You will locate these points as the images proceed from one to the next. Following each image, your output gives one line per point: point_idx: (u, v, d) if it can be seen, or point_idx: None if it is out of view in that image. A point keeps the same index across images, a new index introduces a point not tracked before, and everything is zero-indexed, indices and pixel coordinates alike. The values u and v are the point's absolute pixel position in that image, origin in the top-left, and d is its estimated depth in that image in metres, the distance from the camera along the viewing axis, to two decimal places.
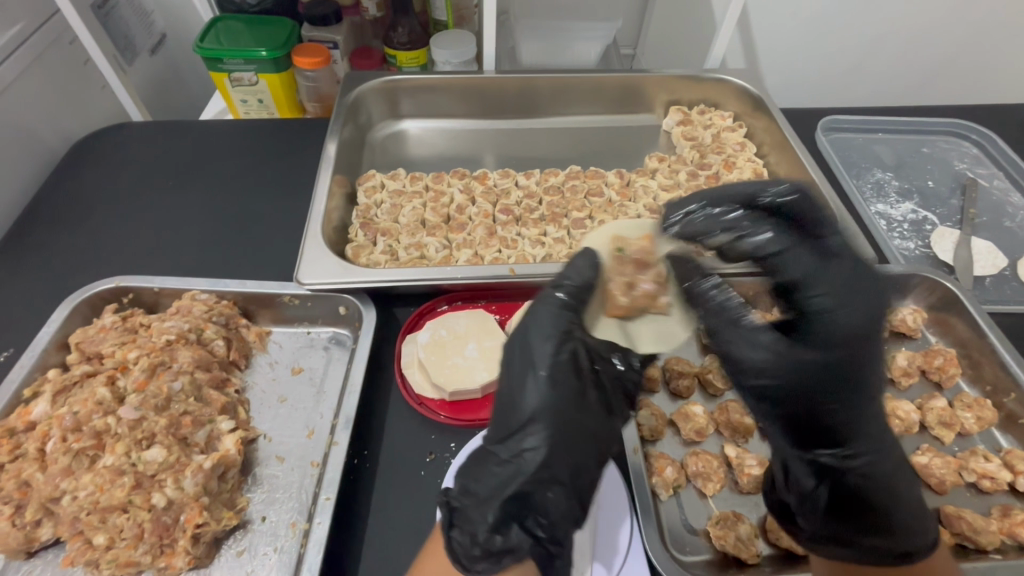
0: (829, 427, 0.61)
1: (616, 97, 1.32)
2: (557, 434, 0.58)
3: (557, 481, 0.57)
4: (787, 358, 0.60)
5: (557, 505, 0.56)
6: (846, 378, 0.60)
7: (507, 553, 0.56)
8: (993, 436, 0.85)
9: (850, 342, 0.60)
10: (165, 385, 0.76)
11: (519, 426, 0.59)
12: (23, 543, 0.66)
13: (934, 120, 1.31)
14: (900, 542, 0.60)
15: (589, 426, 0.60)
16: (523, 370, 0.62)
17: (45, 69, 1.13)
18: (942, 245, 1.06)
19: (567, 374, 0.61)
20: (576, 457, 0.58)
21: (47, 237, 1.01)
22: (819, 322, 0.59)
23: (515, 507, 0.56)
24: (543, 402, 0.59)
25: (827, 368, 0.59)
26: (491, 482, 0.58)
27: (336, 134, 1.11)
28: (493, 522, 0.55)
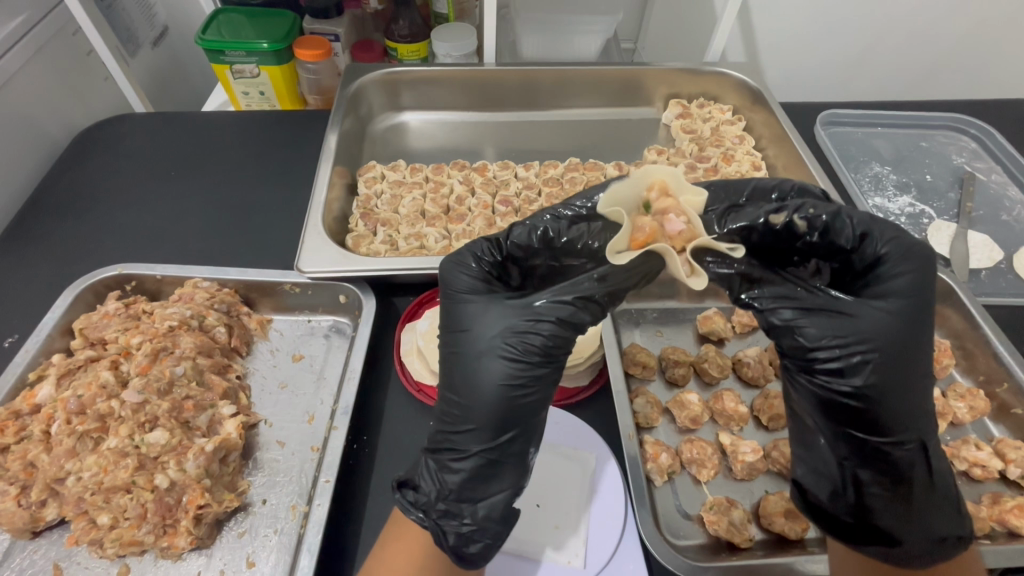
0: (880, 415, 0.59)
1: (615, 90, 1.32)
2: (491, 407, 0.58)
3: (488, 444, 0.59)
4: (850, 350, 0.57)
5: (485, 469, 0.59)
6: (907, 374, 0.58)
7: (448, 515, 0.59)
8: (985, 426, 0.86)
9: (914, 341, 0.58)
10: (168, 369, 0.77)
11: (456, 398, 0.60)
12: (29, 522, 0.67)
13: (933, 115, 1.32)
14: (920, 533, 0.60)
15: (519, 395, 0.58)
16: (475, 342, 0.59)
17: (48, 59, 1.14)
18: (938, 239, 1.07)
19: (502, 349, 0.58)
20: (503, 423, 0.58)
21: (51, 226, 1.02)
22: (886, 321, 0.58)
23: (449, 473, 0.60)
24: (480, 377, 0.58)
25: (884, 359, 0.57)
26: (444, 445, 0.60)
27: (337, 125, 1.12)
28: (437, 488, 0.60)
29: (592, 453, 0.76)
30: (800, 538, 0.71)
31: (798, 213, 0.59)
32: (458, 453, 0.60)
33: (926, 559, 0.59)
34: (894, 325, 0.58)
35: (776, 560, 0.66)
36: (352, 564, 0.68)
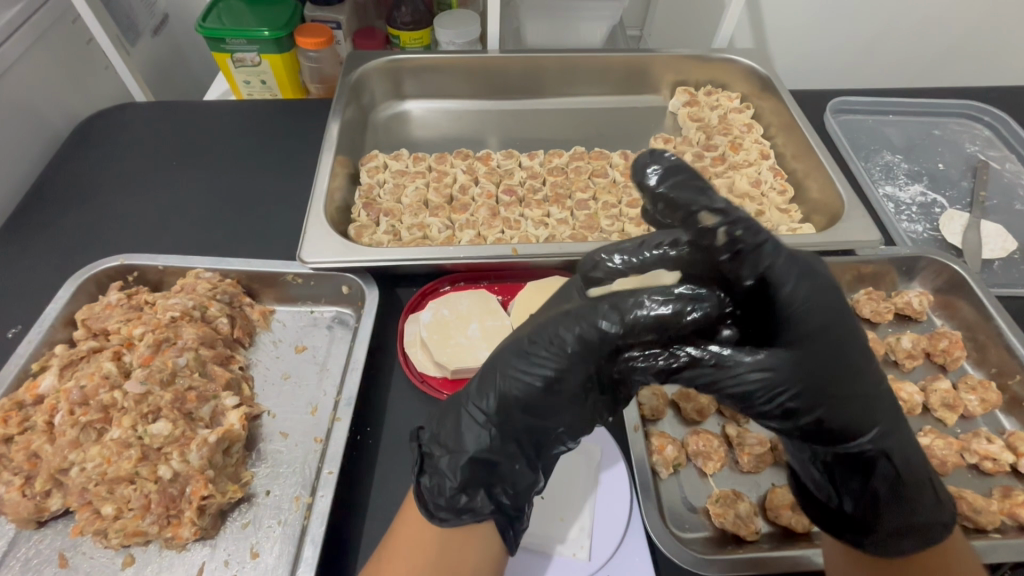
0: (863, 419, 0.57)
1: (621, 77, 1.30)
2: (537, 427, 0.60)
3: (523, 455, 0.60)
4: (795, 379, 0.54)
5: (523, 475, 0.60)
6: (852, 379, 0.56)
7: (468, 512, 0.58)
8: (997, 418, 0.85)
9: (846, 334, 0.56)
10: (170, 360, 0.77)
11: (501, 400, 0.59)
12: (33, 512, 0.67)
13: (946, 102, 1.29)
14: (930, 512, 0.59)
15: (554, 400, 0.59)
16: (535, 350, 0.59)
17: (48, 48, 1.13)
18: (951, 228, 1.05)
19: (568, 375, 0.58)
20: (542, 441, 0.61)
21: (53, 216, 1.02)
22: (813, 316, 0.55)
23: (445, 466, 0.60)
24: (534, 389, 0.59)
25: (823, 362, 0.55)
26: (464, 438, 0.60)
27: (339, 114, 1.11)
28: (460, 481, 0.58)
29: (596, 444, 0.76)
30: (807, 531, 0.70)
31: (722, 224, 0.54)
32: (484, 452, 0.59)
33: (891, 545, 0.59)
34: (821, 318, 0.55)
35: (784, 553, 0.65)
36: (355, 554, 0.68)
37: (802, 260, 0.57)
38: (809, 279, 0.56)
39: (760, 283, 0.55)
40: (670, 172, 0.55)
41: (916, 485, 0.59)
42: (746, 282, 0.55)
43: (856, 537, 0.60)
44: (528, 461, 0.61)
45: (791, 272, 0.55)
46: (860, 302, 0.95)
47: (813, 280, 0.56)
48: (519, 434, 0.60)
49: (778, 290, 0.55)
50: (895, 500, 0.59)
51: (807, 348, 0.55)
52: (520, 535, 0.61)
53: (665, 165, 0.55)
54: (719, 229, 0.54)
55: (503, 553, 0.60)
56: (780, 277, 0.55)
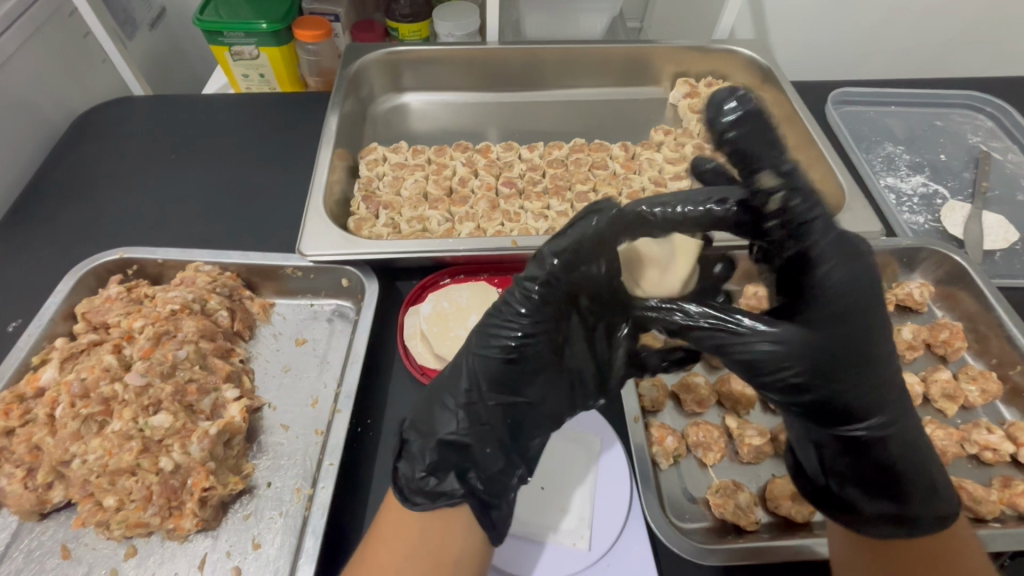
0: (860, 406, 0.56)
1: (621, 69, 1.30)
2: (508, 405, 0.61)
3: (496, 437, 0.61)
4: (805, 355, 0.54)
5: (496, 458, 0.60)
6: (866, 362, 0.55)
7: (441, 496, 0.58)
8: (997, 409, 0.85)
9: (868, 329, 0.54)
10: (171, 352, 0.77)
11: (469, 380, 0.61)
12: (36, 504, 0.67)
13: (949, 92, 1.28)
14: (925, 505, 0.58)
15: (529, 373, 0.61)
16: (496, 325, 0.61)
17: (45, 41, 1.12)
18: (952, 220, 1.04)
19: (532, 344, 0.60)
20: (516, 420, 0.62)
21: (52, 210, 1.02)
22: (842, 299, 0.53)
23: (419, 455, 0.60)
24: (499, 364, 0.60)
25: (839, 341, 0.54)
26: (435, 422, 0.61)
27: (337, 107, 1.10)
28: (431, 463, 0.59)
29: (596, 435, 0.76)
30: (806, 521, 0.70)
31: (781, 191, 0.50)
32: (455, 434, 0.60)
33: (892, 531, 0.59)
34: (846, 303, 0.53)
35: (783, 543, 0.65)
36: (356, 545, 0.68)
37: (853, 252, 0.54)
38: (848, 265, 0.53)
39: (799, 261, 0.53)
40: (743, 120, 0.49)
41: (916, 476, 0.59)
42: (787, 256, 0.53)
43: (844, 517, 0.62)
44: (503, 442, 0.61)
45: (832, 253, 0.52)
46: None
47: (849, 268, 0.53)
48: (490, 415, 0.61)
49: (813, 271, 0.53)
50: (890, 488, 0.59)
51: (828, 329, 0.54)
52: (501, 521, 0.61)
53: (744, 109, 0.49)
54: (776, 195, 0.50)
55: (486, 541, 0.59)
56: (818, 258, 0.52)
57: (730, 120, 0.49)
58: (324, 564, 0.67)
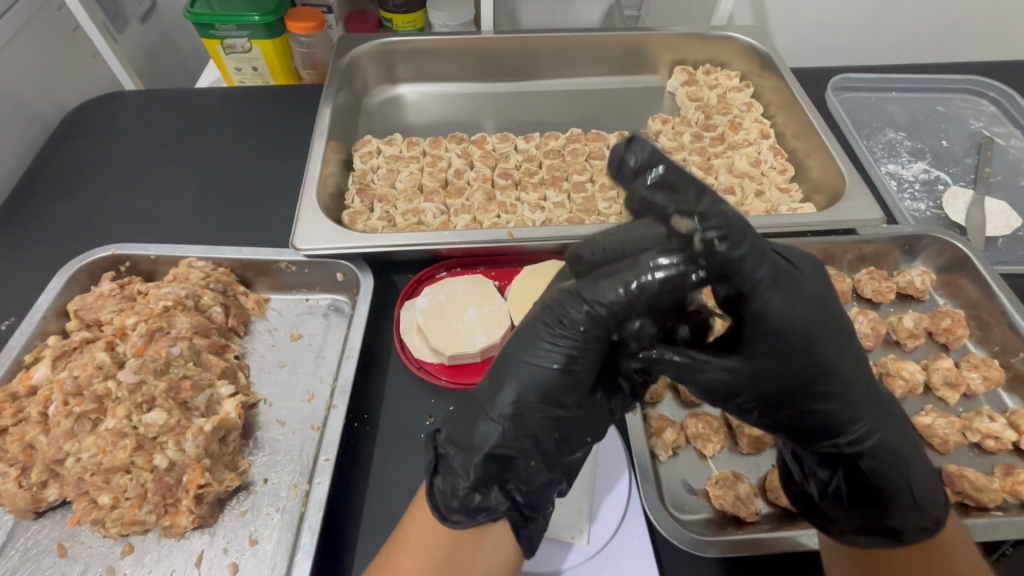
0: (834, 418, 0.59)
1: (618, 57, 1.28)
2: (558, 418, 0.58)
3: (541, 451, 0.58)
4: (748, 383, 0.57)
5: (540, 472, 0.58)
6: (834, 380, 0.57)
7: (483, 511, 0.57)
8: (999, 397, 0.84)
9: (828, 345, 0.57)
10: (164, 349, 0.76)
11: (517, 391, 0.58)
12: (30, 503, 0.67)
13: (950, 78, 1.26)
14: (904, 517, 0.59)
15: (579, 385, 0.58)
16: (551, 334, 0.58)
17: (33, 36, 1.11)
18: (953, 206, 1.03)
19: (585, 356, 0.57)
20: (563, 433, 0.59)
21: (43, 207, 1.01)
22: (795, 325, 0.55)
23: (460, 477, 0.57)
24: (552, 376, 0.57)
25: (789, 366, 0.56)
26: (476, 436, 0.57)
27: (331, 98, 1.09)
28: (475, 479, 0.56)
29: None
30: None
31: (696, 231, 0.50)
32: (502, 449, 0.57)
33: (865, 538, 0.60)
34: (799, 328, 0.55)
35: (783, 534, 0.65)
36: (353, 540, 0.68)
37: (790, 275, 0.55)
38: (790, 293, 0.54)
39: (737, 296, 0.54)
40: None
41: (895, 488, 0.60)
42: (725, 294, 0.54)
43: (822, 525, 0.62)
44: (549, 459, 0.58)
45: (768, 285, 0.53)
46: (861, 281, 0.93)
47: (791, 292, 0.54)
48: (537, 428, 0.58)
49: (750, 305, 0.54)
50: (875, 501, 0.60)
51: (788, 357, 0.56)
52: (535, 534, 0.60)
53: (644, 157, 0.51)
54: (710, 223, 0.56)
55: (519, 554, 0.59)
56: (754, 292, 0.53)
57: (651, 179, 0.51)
58: (321, 559, 0.67)
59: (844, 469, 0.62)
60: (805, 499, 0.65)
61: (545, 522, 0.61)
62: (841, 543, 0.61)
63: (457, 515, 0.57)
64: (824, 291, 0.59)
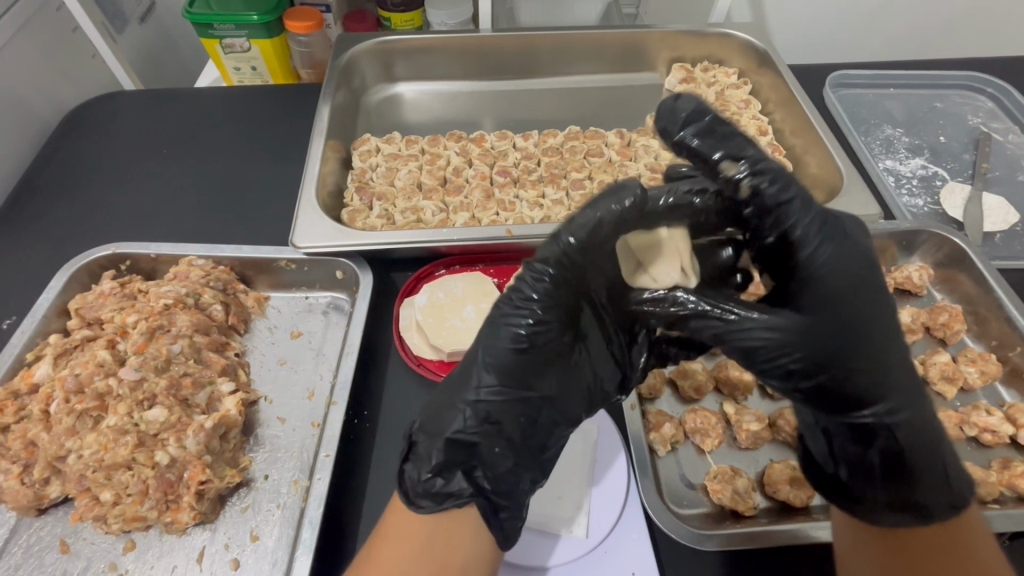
0: (865, 386, 0.56)
1: (616, 55, 1.28)
2: (521, 402, 0.58)
3: (505, 435, 0.58)
4: (804, 340, 0.54)
5: (504, 457, 0.58)
6: (869, 341, 0.56)
7: (448, 497, 0.57)
8: (997, 391, 0.84)
9: (865, 304, 0.56)
10: (165, 347, 0.77)
11: (478, 376, 0.58)
12: (33, 500, 0.67)
13: (948, 74, 1.26)
14: (935, 493, 0.57)
15: (545, 365, 0.58)
16: (510, 315, 0.57)
17: (33, 37, 1.11)
18: (951, 202, 1.03)
19: (547, 335, 0.57)
20: (529, 416, 0.58)
21: (44, 206, 1.01)
22: (836, 278, 0.55)
23: (425, 466, 0.57)
24: (512, 356, 0.57)
25: (835, 323, 0.55)
26: (441, 421, 0.58)
27: (330, 97, 1.09)
28: (437, 465, 0.57)
29: (593, 424, 0.76)
30: (805, 505, 0.70)
31: (747, 175, 0.55)
32: (464, 434, 0.57)
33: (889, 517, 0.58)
34: (838, 284, 0.55)
35: (780, 527, 0.65)
36: (354, 535, 0.69)
37: (832, 225, 0.57)
38: (835, 242, 0.56)
39: (782, 241, 0.56)
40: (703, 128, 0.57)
41: (924, 464, 0.57)
42: (769, 242, 0.57)
43: (847, 503, 0.61)
44: (516, 442, 0.58)
45: (816, 235, 0.55)
46: None
47: (839, 241, 0.56)
48: (501, 413, 0.58)
49: (801, 251, 0.56)
50: (898, 477, 0.58)
51: (830, 314, 0.55)
52: (510, 523, 0.59)
53: (694, 108, 0.57)
54: (743, 180, 0.55)
55: (495, 546, 0.59)
56: (804, 239, 0.55)
57: (692, 134, 0.57)
58: (322, 555, 0.67)
59: (882, 444, 0.58)
60: (833, 476, 0.63)
61: (520, 513, 0.60)
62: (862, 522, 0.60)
63: (426, 503, 0.57)
64: (869, 258, 0.58)
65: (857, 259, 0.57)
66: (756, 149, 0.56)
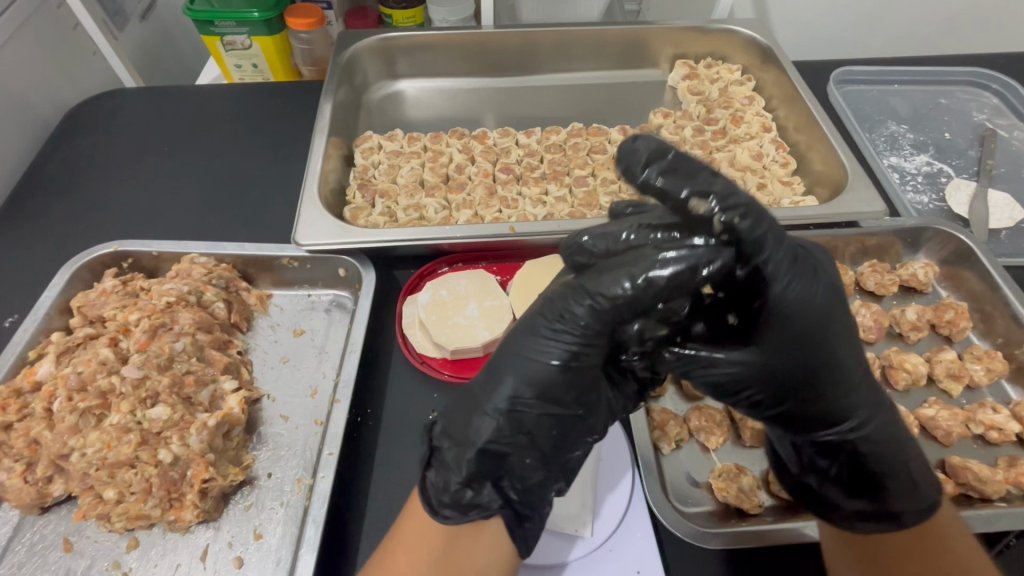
0: (830, 411, 0.59)
1: (619, 51, 1.28)
2: (555, 416, 0.58)
3: (536, 448, 0.58)
4: (763, 372, 0.57)
5: (534, 469, 0.58)
6: (830, 372, 0.58)
7: (474, 508, 0.56)
8: (1003, 388, 0.84)
9: (835, 339, 0.57)
10: (167, 345, 0.77)
11: (514, 386, 0.57)
12: (36, 498, 0.67)
13: (953, 70, 1.25)
14: (903, 500, 0.58)
15: (576, 382, 0.57)
16: (545, 331, 0.57)
17: (33, 34, 1.11)
18: (956, 198, 1.03)
19: (587, 353, 0.57)
20: (559, 430, 0.58)
21: (45, 204, 1.01)
22: (799, 313, 0.55)
23: (451, 475, 0.57)
24: (551, 372, 0.56)
25: (793, 356, 0.56)
26: (470, 431, 0.57)
27: (332, 94, 1.09)
28: (466, 475, 0.56)
29: None
30: None
31: (719, 213, 0.52)
32: (493, 444, 0.57)
33: (862, 527, 0.60)
34: (802, 317, 0.55)
35: (786, 525, 0.65)
36: (357, 534, 0.68)
37: (801, 259, 0.57)
38: (805, 280, 0.56)
39: (751, 276, 0.55)
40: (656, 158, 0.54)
41: (895, 477, 0.59)
42: (741, 275, 0.55)
43: (824, 514, 0.62)
44: (541, 455, 0.58)
45: (786, 270, 0.55)
46: (863, 274, 0.93)
47: (808, 279, 0.56)
48: (529, 424, 0.57)
49: (770, 288, 0.55)
50: (874, 494, 0.59)
51: (792, 346, 0.56)
52: (531, 532, 0.59)
53: (653, 148, 0.54)
54: (715, 216, 0.53)
55: (516, 555, 0.59)
56: (776, 273, 0.54)
57: (654, 173, 0.53)
58: (325, 553, 0.67)
59: (845, 459, 0.61)
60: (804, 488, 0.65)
61: (541, 523, 0.60)
62: (837, 528, 0.61)
63: (455, 513, 0.56)
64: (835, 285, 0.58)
65: (824, 298, 0.57)
66: (725, 181, 0.53)
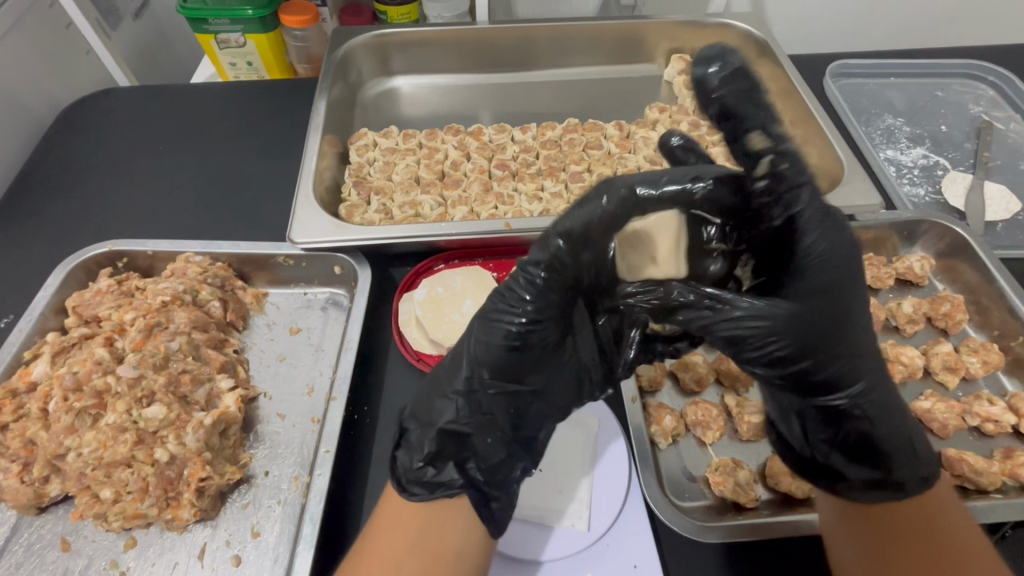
0: (843, 373, 0.58)
1: (615, 46, 1.27)
2: (512, 395, 0.58)
3: (497, 427, 0.58)
4: (791, 328, 0.55)
5: (496, 448, 0.58)
6: (850, 332, 0.57)
7: (439, 487, 0.57)
8: (999, 380, 0.84)
9: (848, 300, 0.57)
10: (163, 344, 0.77)
11: (470, 369, 0.57)
12: (33, 498, 0.67)
13: (949, 63, 1.25)
14: (905, 467, 0.59)
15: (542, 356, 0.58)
16: (500, 310, 0.57)
17: (25, 33, 1.10)
18: (953, 191, 1.03)
19: (541, 330, 0.57)
20: (518, 407, 0.59)
21: (38, 203, 1.00)
22: (824, 271, 0.56)
23: (414, 458, 0.57)
24: (504, 350, 0.57)
25: (816, 313, 0.56)
26: (433, 411, 0.58)
27: (326, 92, 1.08)
28: (430, 454, 0.56)
29: (593, 417, 0.76)
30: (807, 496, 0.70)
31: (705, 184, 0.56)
32: (455, 424, 0.57)
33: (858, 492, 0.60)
34: (823, 277, 0.57)
35: (781, 519, 0.65)
36: (354, 531, 0.68)
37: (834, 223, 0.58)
38: (837, 237, 0.57)
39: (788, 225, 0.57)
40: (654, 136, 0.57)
41: (897, 447, 0.60)
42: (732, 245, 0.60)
43: (829, 483, 0.62)
44: (507, 432, 0.58)
45: (816, 226, 0.56)
46: None
47: (840, 237, 0.57)
48: (491, 404, 0.58)
49: (802, 239, 0.57)
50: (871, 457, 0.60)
51: (809, 301, 0.56)
52: (502, 513, 0.58)
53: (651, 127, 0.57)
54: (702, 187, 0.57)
55: (487, 534, 0.57)
56: (804, 227, 0.56)
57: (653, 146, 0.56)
58: (321, 550, 0.67)
59: (852, 425, 0.61)
60: (809, 459, 0.64)
61: (511, 502, 0.59)
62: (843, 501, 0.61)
63: (422, 493, 0.57)
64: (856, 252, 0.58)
65: (844, 269, 0.57)
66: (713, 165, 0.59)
